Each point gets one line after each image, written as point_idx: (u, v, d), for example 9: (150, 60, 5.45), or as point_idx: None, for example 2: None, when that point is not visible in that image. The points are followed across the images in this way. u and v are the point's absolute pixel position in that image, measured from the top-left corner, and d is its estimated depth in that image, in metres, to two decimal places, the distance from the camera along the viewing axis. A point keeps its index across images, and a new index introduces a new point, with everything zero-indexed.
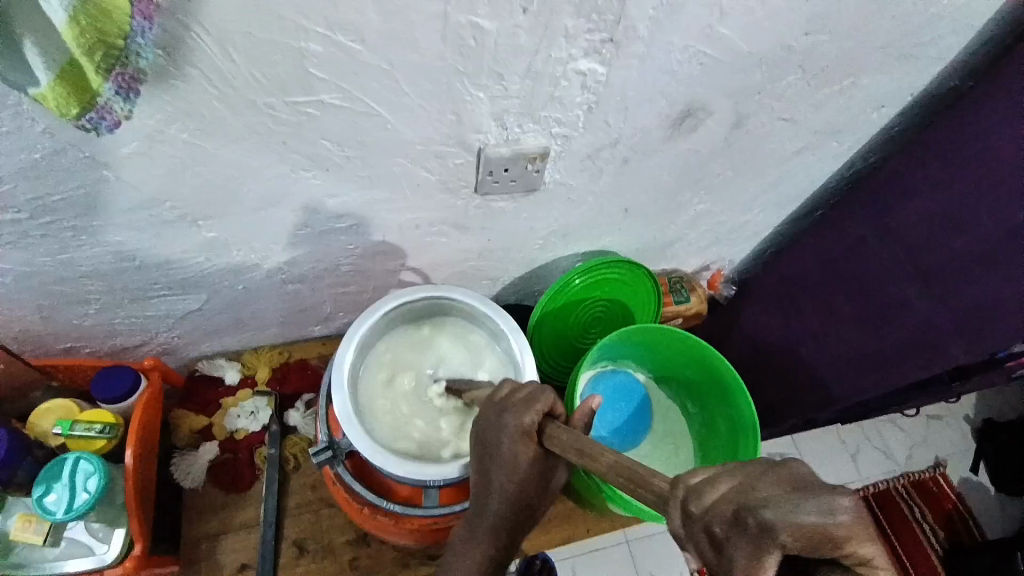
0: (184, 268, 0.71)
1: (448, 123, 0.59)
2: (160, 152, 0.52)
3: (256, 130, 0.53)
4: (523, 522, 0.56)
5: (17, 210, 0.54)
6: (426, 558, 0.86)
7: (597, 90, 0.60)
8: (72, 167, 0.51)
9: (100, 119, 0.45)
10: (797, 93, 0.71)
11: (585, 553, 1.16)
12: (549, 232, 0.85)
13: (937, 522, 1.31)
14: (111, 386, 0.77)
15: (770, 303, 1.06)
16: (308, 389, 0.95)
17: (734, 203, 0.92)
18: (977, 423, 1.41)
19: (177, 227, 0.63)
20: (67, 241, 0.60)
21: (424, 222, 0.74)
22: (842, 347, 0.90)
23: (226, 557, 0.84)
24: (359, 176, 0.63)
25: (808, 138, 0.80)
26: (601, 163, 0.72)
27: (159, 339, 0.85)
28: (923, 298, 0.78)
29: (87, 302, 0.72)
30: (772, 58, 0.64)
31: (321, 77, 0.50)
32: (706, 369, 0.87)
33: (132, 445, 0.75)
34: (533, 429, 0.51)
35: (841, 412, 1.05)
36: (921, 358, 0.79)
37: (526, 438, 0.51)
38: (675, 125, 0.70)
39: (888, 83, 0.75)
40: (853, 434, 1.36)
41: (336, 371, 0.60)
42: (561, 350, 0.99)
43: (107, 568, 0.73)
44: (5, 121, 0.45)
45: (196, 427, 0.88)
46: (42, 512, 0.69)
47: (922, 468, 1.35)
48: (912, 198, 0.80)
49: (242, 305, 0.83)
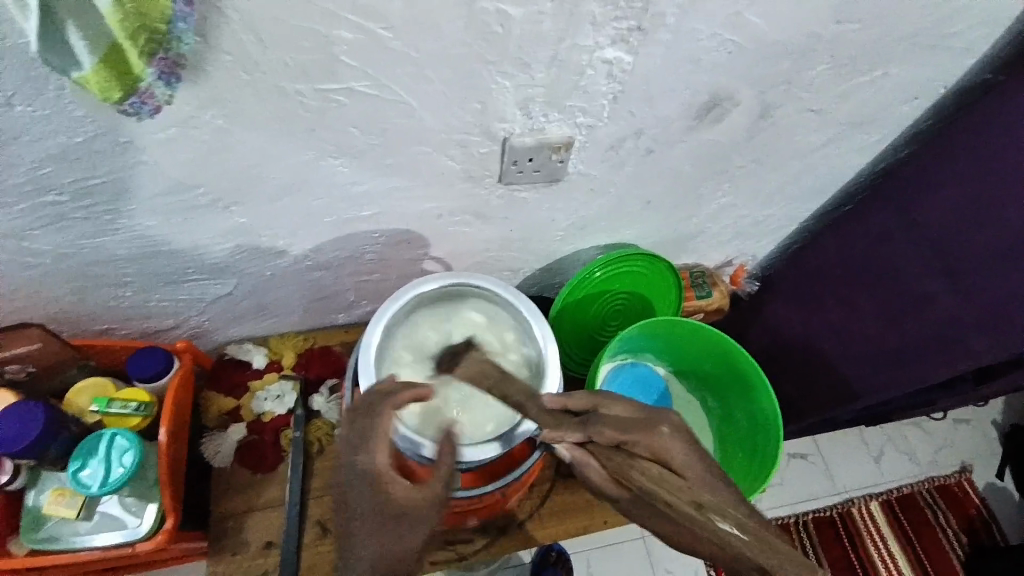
0: (214, 253, 0.73)
1: (472, 111, 0.59)
2: (194, 138, 0.54)
3: (285, 117, 0.55)
4: (397, 538, 0.52)
5: (58, 193, 0.57)
6: (444, 543, 0.88)
7: (622, 78, 0.60)
8: (110, 151, 0.53)
9: (142, 104, 0.46)
10: (825, 83, 0.70)
11: (601, 548, 1.17)
12: (570, 223, 0.85)
13: (960, 527, 1.27)
14: (145, 366, 0.80)
15: (792, 300, 1.05)
16: (331, 375, 0.97)
17: (758, 197, 0.91)
18: (1004, 428, 1.37)
19: (209, 212, 0.65)
20: (105, 225, 0.63)
21: (447, 211, 0.75)
22: (864, 342, 0.89)
23: (251, 535, 0.85)
24: (384, 163, 0.64)
25: (837, 130, 0.79)
26: (624, 153, 0.72)
27: (190, 322, 0.87)
28: (949, 292, 0.77)
29: (122, 285, 0.74)
30: (800, 46, 0.63)
31: (349, 64, 0.51)
32: (727, 363, 0.86)
33: (166, 424, 0.77)
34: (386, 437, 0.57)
35: (864, 411, 1.03)
36: (945, 354, 0.78)
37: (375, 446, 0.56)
38: (700, 116, 0.69)
39: (922, 73, 0.73)
40: (875, 437, 1.34)
41: (363, 352, 0.62)
42: (581, 342, 1.00)
43: (139, 542, 0.76)
44: (48, 104, 0.47)
45: (224, 409, 0.91)
46: (77, 486, 0.72)
47: (947, 472, 1.32)
48: (938, 190, 0.79)
49: (269, 291, 0.85)
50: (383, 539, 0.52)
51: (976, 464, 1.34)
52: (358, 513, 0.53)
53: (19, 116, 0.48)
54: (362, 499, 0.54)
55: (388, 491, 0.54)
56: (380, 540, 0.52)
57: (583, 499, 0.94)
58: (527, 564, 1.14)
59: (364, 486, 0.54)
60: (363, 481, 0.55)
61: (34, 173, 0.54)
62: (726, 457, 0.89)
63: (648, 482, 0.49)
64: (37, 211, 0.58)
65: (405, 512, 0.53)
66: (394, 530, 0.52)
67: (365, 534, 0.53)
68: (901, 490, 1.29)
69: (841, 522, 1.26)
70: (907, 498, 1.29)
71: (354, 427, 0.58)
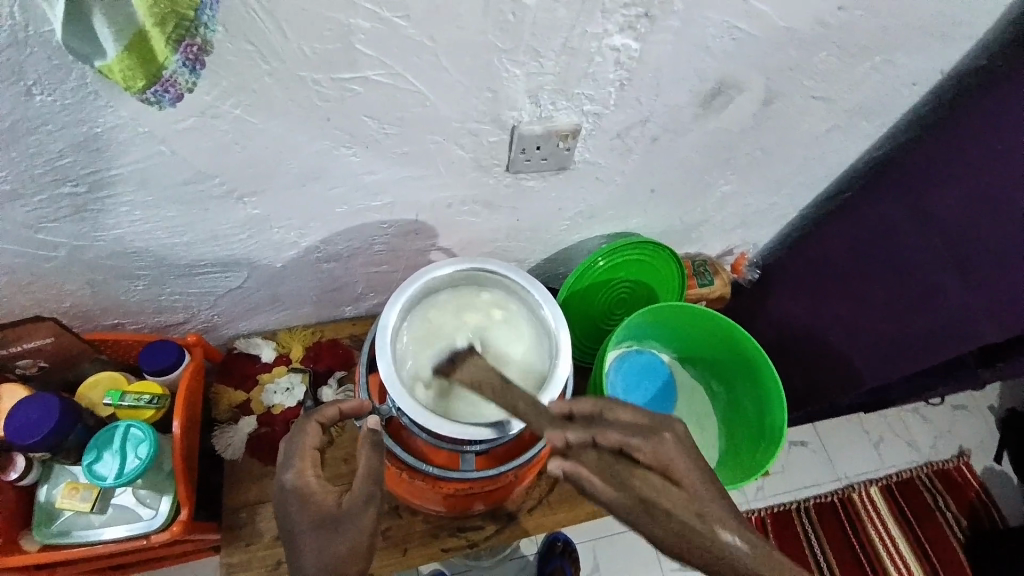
0: (226, 245, 0.73)
1: (485, 100, 0.61)
2: (212, 128, 0.55)
3: (301, 105, 0.55)
4: (341, 537, 0.56)
5: (75, 183, 0.57)
6: (456, 530, 0.90)
7: (630, 66, 0.62)
8: (129, 141, 0.54)
9: (164, 93, 0.46)
10: (827, 70, 0.71)
11: (605, 537, 1.17)
12: (576, 213, 0.86)
13: (959, 510, 1.29)
14: (157, 359, 0.81)
15: (795, 286, 1.07)
16: (341, 367, 0.98)
17: (760, 185, 0.93)
18: (1001, 413, 1.39)
19: (223, 203, 0.66)
20: (121, 216, 0.63)
21: (456, 201, 0.76)
22: (872, 327, 0.90)
23: (264, 525, 0.87)
24: (397, 152, 0.65)
25: (838, 117, 0.81)
26: (630, 141, 0.74)
27: (200, 316, 0.88)
28: (955, 275, 0.78)
29: (135, 278, 0.75)
30: (803, 33, 0.65)
31: (367, 53, 0.52)
32: (732, 348, 0.88)
33: (179, 416, 0.78)
34: (315, 443, 0.63)
35: (866, 395, 1.05)
36: (953, 337, 0.79)
37: (306, 453, 0.62)
38: (705, 104, 0.71)
39: (921, 60, 0.74)
40: (875, 424, 1.36)
41: (380, 333, 0.63)
42: (587, 331, 1.01)
43: (154, 533, 0.76)
44: (69, 93, 0.48)
45: (235, 402, 0.92)
46: (93, 478, 0.72)
47: (945, 458, 1.34)
48: (944, 174, 0.80)
49: (279, 284, 0.86)
50: (327, 542, 0.55)
51: (974, 449, 1.36)
52: (298, 529, 0.56)
53: (41, 105, 0.49)
54: (298, 515, 0.57)
55: (321, 500, 0.58)
56: (326, 546, 0.55)
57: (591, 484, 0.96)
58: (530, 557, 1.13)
59: (297, 504, 0.58)
60: (296, 499, 0.58)
61: (52, 163, 0.54)
62: (733, 443, 0.90)
63: (651, 492, 0.50)
64: (55, 202, 0.59)
65: (341, 511, 0.57)
66: (335, 532, 0.56)
67: (310, 544, 0.55)
68: (900, 475, 1.32)
69: (842, 507, 1.28)
70: (907, 483, 1.31)
71: (291, 440, 0.63)
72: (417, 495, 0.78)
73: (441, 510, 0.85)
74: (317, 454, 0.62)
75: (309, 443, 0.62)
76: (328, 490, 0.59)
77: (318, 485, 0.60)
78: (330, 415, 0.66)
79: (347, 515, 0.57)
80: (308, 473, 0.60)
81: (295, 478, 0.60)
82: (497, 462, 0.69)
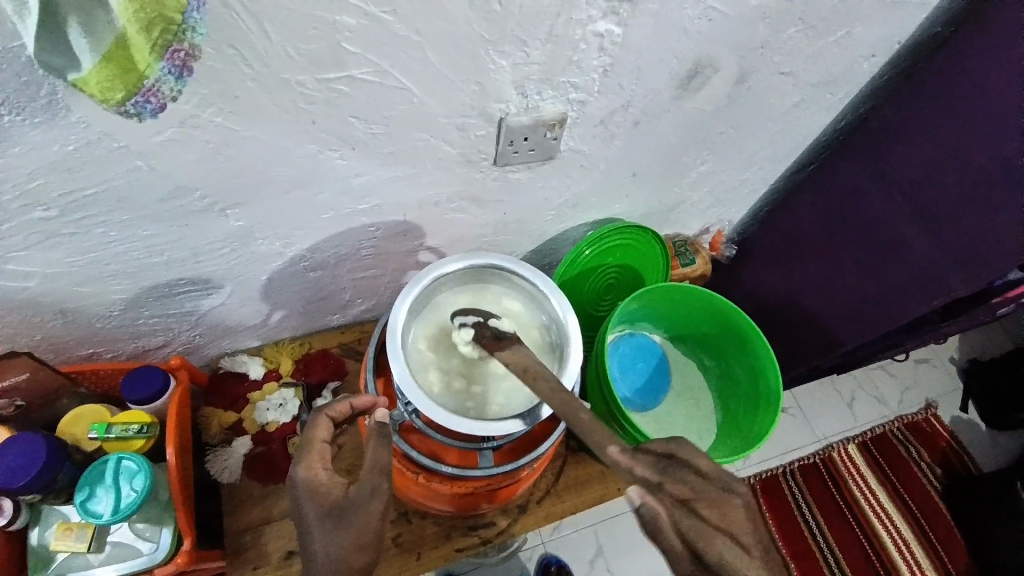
0: (209, 261, 0.70)
1: (472, 93, 0.60)
2: (194, 138, 0.53)
3: (285, 109, 0.53)
4: (346, 527, 0.54)
5: (47, 207, 0.54)
6: (467, 529, 0.90)
7: (613, 51, 0.62)
8: (104, 158, 0.51)
9: (146, 103, 0.45)
10: (795, 45, 0.74)
11: (607, 521, 1.19)
12: (562, 202, 0.86)
13: (933, 460, 1.37)
14: (141, 387, 0.77)
15: (771, 256, 1.11)
16: (333, 377, 0.95)
17: (736, 162, 0.95)
18: (962, 364, 1.48)
19: (206, 216, 0.63)
20: (95, 238, 0.60)
21: (444, 198, 0.75)
22: (845, 291, 0.94)
23: (271, 545, 0.86)
24: (384, 152, 0.63)
25: (805, 91, 0.84)
26: (613, 127, 0.74)
27: (181, 338, 0.84)
28: (923, 236, 0.82)
29: (112, 304, 0.71)
30: (773, 11, 0.67)
31: (353, 51, 0.50)
32: (722, 323, 0.90)
33: (172, 443, 0.75)
34: (324, 437, 0.61)
35: (844, 357, 1.09)
36: (923, 292, 0.83)
37: (312, 447, 0.60)
38: (683, 85, 0.72)
39: (878, 31, 0.78)
40: (849, 385, 1.43)
41: (390, 335, 0.61)
42: (579, 318, 1.02)
43: (157, 567, 0.73)
44: (40, 111, 0.45)
45: (226, 423, 0.89)
46: (87, 516, 0.69)
47: (914, 411, 1.42)
48: (909, 140, 0.83)
49: (265, 297, 0.83)
50: (336, 533, 0.54)
51: (942, 400, 1.45)
52: (307, 522, 0.55)
53: (9, 125, 0.45)
54: (308, 507, 0.56)
55: (327, 491, 0.57)
56: (333, 538, 0.53)
57: (596, 469, 0.97)
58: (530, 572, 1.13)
59: (305, 496, 0.57)
60: (305, 492, 0.57)
61: (20, 187, 0.51)
62: (730, 415, 0.93)
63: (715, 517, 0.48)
64: (24, 229, 0.55)
65: (347, 502, 0.56)
66: (341, 522, 0.54)
67: (318, 536, 0.54)
68: (876, 431, 1.38)
69: (825, 466, 1.33)
70: (883, 439, 1.38)
71: (303, 436, 0.62)
72: (428, 496, 0.78)
73: (452, 511, 0.85)
74: (325, 447, 0.61)
75: (318, 437, 0.61)
76: (337, 481, 0.58)
77: (327, 477, 0.58)
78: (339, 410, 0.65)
79: (354, 501, 0.55)
80: (315, 466, 0.59)
81: (303, 471, 0.58)
82: (512, 455, 0.70)
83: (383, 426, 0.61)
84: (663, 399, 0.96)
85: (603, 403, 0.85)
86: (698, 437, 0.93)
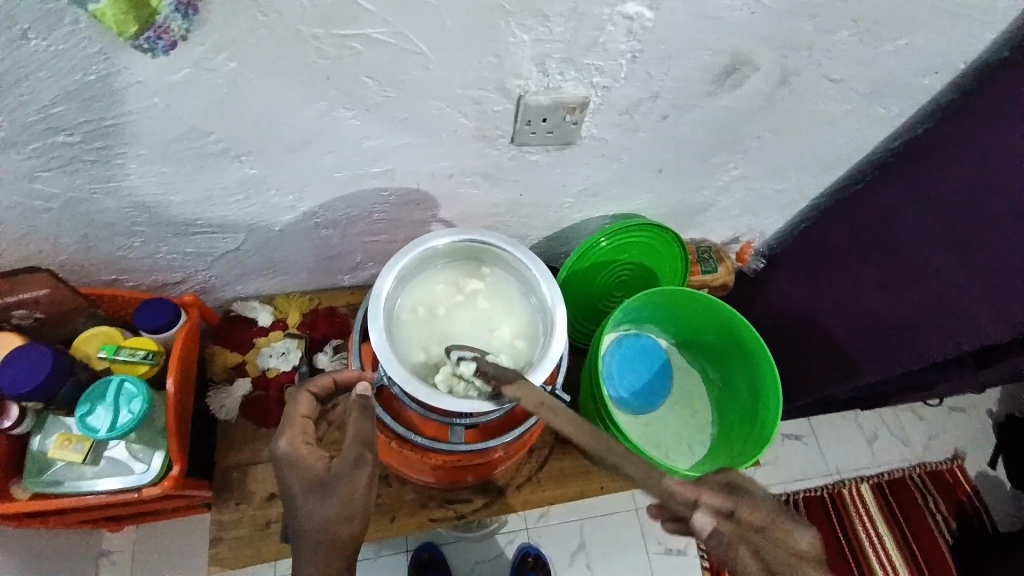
0: (224, 205, 0.72)
1: (489, 66, 0.59)
2: (207, 81, 0.54)
3: (297, 61, 0.54)
4: (332, 500, 0.56)
5: (70, 133, 0.56)
6: (444, 501, 0.91)
7: (642, 36, 0.59)
8: (122, 92, 0.53)
9: (158, 39, 0.48)
10: (848, 50, 0.69)
11: (593, 517, 1.18)
12: (580, 191, 0.84)
13: (948, 511, 1.29)
14: (152, 318, 0.81)
15: (799, 275, 1.04)
16: (336, 335, 0.98)
17: (771, 170, 0.90)
18: (998, 418, 1.38)
19: (221, 161, 0.64)
20: (114, 168, 0.62)
21: (457, 171, 0.74)
22: (867, 319, 0.88)
23: (256, 486, 0.89)
24: (397, 118, 0.63)
25: (855, 102, 0.78)
26: (638, 117, 0.71)
27: (198, 277, 0.88)
28: (955, 267, 0.77)
29: (132, 235, 0.74)
30: (824, 9, 0.62)
31: (367, 9, 0.50)
32: (728, 334, 0.87)
33: (173, 374, 0.78)
34: (306, 414, 0.63)
35: (863, 391, 1.03)
36: (947, 330, 0.77)
37: (294, 424, 0.61)
38: (718, 81, 0.68)
39: (943, 46, 0.72)
40: (870, 421, 1.36)
41: (373, 301, 0.62)
42: (586, 311, 1.00)
43: (146, 487, 0.77)
44: (61, 39, 0.47)
45: (230, 363, 0.93)
46: (87, 429, 0.73)
47: (939, 459, 1.34)
48: (952, 167, 0.79)
49: (277, 248, 0.85)
50: (319, 504, 0.56)
51: (969, 451, 1.36)
52: (292, 493, 0.57)
53: (36, 51, 0.48)
54: (292, 481, 0.58)
55: (310, 465, 0.58)
56: (318, 508, 0.56)
57: (582, 463, 0.96)
58: (507, 557, 1.14)
59: (288, 470, 0.58)
60: (288, 467, 0.58)
61: (45, 110, 0.53)
62: (725, 429, 0.90)
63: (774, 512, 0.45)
64: (49, 152, 0.58)
65: (329, 477, 0.57)
66: (326, 494, 0.56)
67: (304, 505, 0.56)
68: (893, 474, 1.31)
69: (830, 501, 1.28)
70: (898, 482, 1.31)
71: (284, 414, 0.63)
72: (404, 463, 0.79)
73: (430, 481, 0.86)
74: (307, 421, 0.62)
75: (300, 411, 0.62)
76: (320, 455, 0.59)
77: (309, 451, 0.59)
78: (321, 385, 0.65)
79: (337, 479, 0.57)
80: (297, 441, 0.59)
81: (286, 445, 0.59)
82: (485, 435, 0.70)
83: (366, 399, 0.62)
84: (659, 404, 0.93)
85: (591, 397, 0.85)
86: (687, 447, 0.90)
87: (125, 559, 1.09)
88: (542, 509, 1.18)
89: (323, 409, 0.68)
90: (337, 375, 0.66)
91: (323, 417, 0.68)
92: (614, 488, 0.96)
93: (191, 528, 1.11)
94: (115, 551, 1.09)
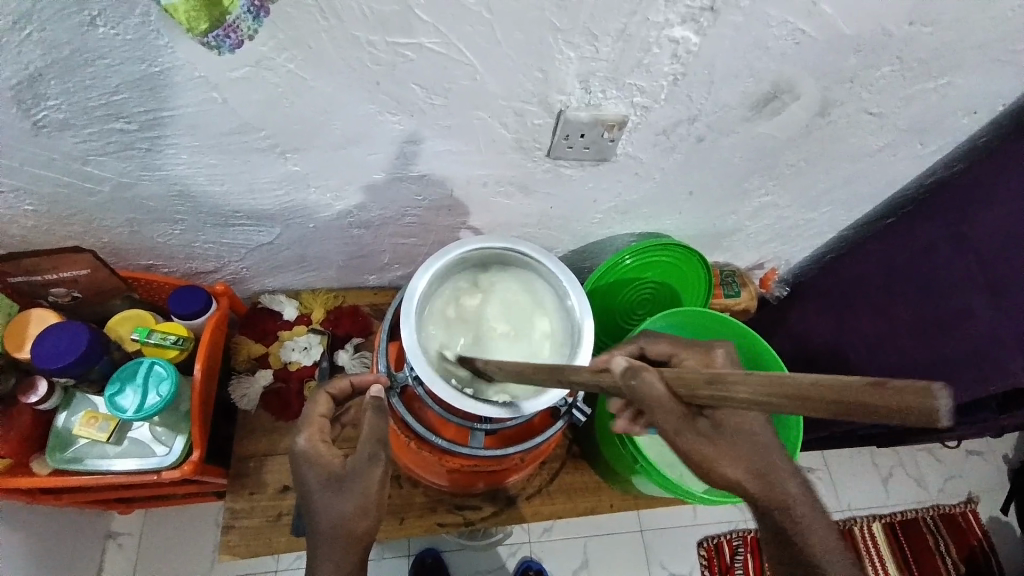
0: (264, 199, 0.74)
1: (535, 80, 0.60)
2: (266, 80, 0.56)
3: (353, 65, 0.56)
4: (348, 496, 0.57)
5: (127, 121, 0.59)
6: (453, 506, 0.91)
7: (686, 60, 0.60)
8: (184, 85, 0.55)
9: (225, 38, 0.50)
10: (890, 85, 0.69)
11: (597, 536, 1.17)
12: (610, 207, 0.85)
13: (960, 556, 1.26)
14: (184, 303, 0.83)
15: (822, 305, 1.03)
16: (358, 334, 0.99)
17: (802, 198, 0.90)
18: (1015, 464, 1.35)
19: (266, 156, 0.66)
20: (167, 157, 0.65)
21: (492, 180, 0.76)
22: (894, 356, 0.87)
23: (269, 476, 0.91)
24: (441, 125, 0.65)
25: (893, 137, 0.79)
26: (675, 139, 0.72)
27: (229, 268, 0.90)
28: (990, 312, 0.75)
29: (173, 222, 0.77)
30: (871, 45, 0.63)
31: (424, 19, 0.51)
32: (752, 361, 0.87)
33: (200, 359, 0.81)
34: (325, 418, 0.62)
35: (882, 429, 1.01)
36: (978, 371, 0.76)
37: (313, 425, 0.61)
38: (757, 107, 0.69)
39: (983, 87, 0.72)
40: (885, 458, 1.33)
41: (407, 298, 0.64)
42: (607, 326, 1.00)
43: (165, 470, 0.79)
44: (131, 31, 0.49)
45: (253, 354, 0.94)
46: (115, 409, 0.74)
47: (953, 502, 1.30)
48: (990, 207, 0.79)
49: (309, 245, 0.87)
50: (336, 501, 0.57)
51: (983, 496, 1.32)
52: (311, 487, 0.58)
53: (103, 38, 0.50)
54: (309, 474, 0.58)
55: (328, 460, 0.59)
56: (336, 503, 0.57)
57: (591, 479, 0.96)
58: (507, 568, 1.13)
59: (305, 466, 0.59)
60: (306, 462, 0.59)
61: (106, 97, 0.56)
62: None
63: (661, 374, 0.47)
64: (104, 136, 0.60)
65: (345, 474, 0.58)
66: (343, 489, 0.57)
67: (323, 503, 0.57)
68: (906, 514, 1.28)
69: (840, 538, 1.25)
70: (911, 523, 1.27)
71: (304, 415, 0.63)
72: (419, 464, 0.81)
73: (441, 486, 0.87)
74: (324, 421, 0.62)
75: (318, 411, 0.62)
76: (336, 452, 0.60)
77: (327, 448, 0.60)
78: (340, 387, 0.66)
79: (352, 479, 0.57)
80: (315, 438, 0.60)
81: (304, 442, 0.60)
82: (503, 443, 0.72)
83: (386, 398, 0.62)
84: None
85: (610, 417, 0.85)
86: None
87: (132, 540, 1.10)
88: (546, 522, 1.18)
89: (339, 412, 0.68)
90: (355, 377, 0.66)
91: (339, 419, 0.68)
92: (624, 507, 0.96)
93: (199, 514, 1.12)
94: (123, 533, 1.10)
